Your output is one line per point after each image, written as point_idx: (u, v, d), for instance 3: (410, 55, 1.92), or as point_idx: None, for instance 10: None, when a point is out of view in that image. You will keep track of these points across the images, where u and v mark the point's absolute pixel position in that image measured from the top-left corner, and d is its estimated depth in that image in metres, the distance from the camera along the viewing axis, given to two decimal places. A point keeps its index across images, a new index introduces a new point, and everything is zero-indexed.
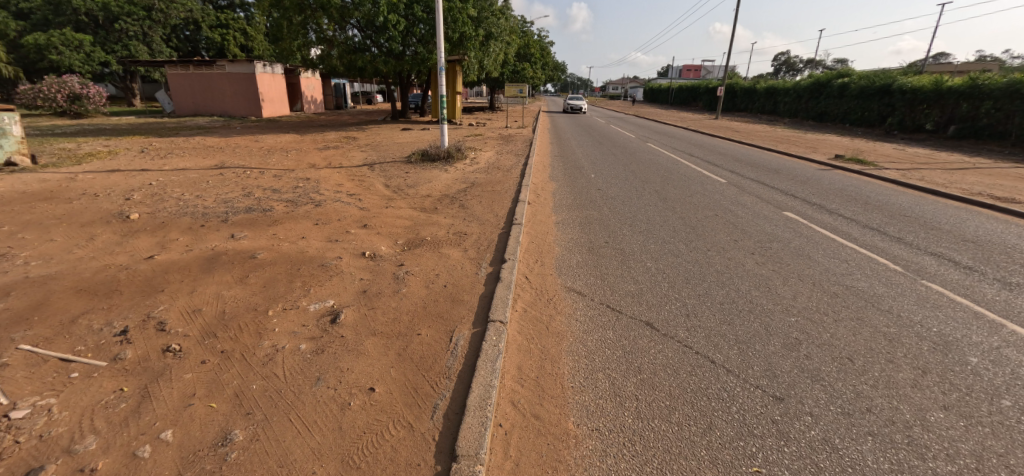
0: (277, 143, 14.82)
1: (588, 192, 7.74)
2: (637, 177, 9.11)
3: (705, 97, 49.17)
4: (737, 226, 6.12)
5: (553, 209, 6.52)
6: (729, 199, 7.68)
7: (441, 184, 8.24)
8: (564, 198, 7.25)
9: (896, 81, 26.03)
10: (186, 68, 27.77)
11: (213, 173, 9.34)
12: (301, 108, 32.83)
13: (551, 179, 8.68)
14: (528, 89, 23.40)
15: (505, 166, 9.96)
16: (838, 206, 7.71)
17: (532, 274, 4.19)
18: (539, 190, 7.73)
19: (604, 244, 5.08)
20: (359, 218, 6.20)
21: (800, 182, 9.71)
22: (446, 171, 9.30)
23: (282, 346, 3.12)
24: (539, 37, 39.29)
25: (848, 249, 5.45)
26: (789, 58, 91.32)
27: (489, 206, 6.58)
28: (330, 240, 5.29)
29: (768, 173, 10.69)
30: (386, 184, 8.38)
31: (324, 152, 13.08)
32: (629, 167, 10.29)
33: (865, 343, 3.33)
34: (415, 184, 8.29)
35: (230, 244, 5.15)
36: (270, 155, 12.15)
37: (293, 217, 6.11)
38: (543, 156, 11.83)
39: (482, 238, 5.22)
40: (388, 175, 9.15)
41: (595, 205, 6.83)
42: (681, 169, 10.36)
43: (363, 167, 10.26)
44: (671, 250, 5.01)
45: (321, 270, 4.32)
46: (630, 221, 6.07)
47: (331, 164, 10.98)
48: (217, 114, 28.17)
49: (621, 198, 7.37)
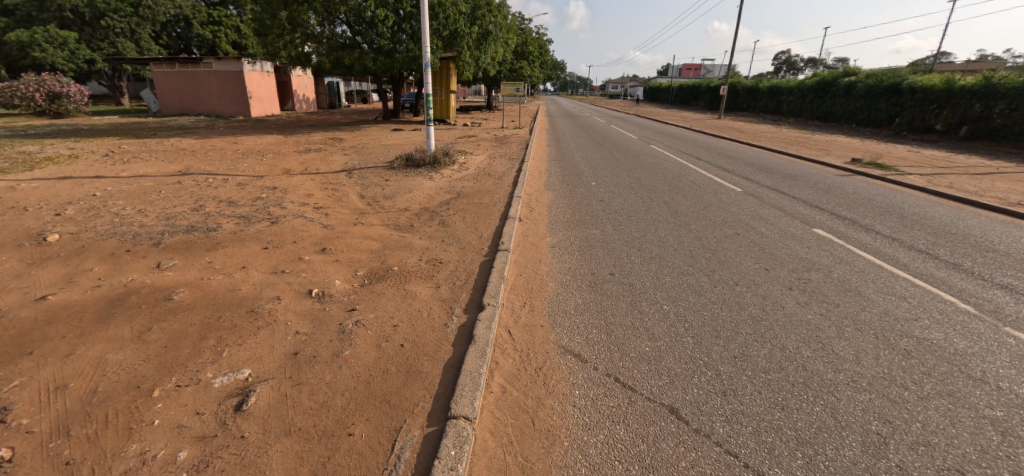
0: (256, 145, 13.87)
1: (588, 206, 6.79)
2: (644, 186, 8.14)
3: (707, 96, 48.24)
4: (764, 249, 5.17)
5: (548, 228, 5.55)
6: (749, 214, 6.73)
7: (423, 194, 7.27)
8: (561, 213, 6.28)
9: (905, 80, 25.07)
10: (172, 65, 26.74)
11: (173, 181, 8.39)
12: (293, 107, 31.86)
13: (547, 189, 7.76)
14: (525, 89, 22.43)
15: (497, 173, 8.99)
16: (872, 221, 6.77)
17: (518, 325, 3.25)
18: (533, 202, 6.79)
19: (609, 277, 4.14)
20: (320, 239, 5.25)
21: (823, 191, 8.76)
22: (430, 179, 8.34)
23: (154, 456, 2.19)
24: (538, 35, 38.26)
25: (901, 281, 4.52)
26: (789, 58, 90.37)
27: (473, 225, 5.62)
28: (274, 271, 4.32)
29: (784, 180, 9.76)
30: (362, 195, 7.42)
31: (304, 155, 12.13)
32: (632, 174, 9.33)
33: (974, 442, 2.39)
34: (394, 194, 7.32)
35: (151, 277, 4.20)
36: (245, 159, 11.18)
37: (240, 238, 5.15)
38: (539, 160, 10.87)
39: (461, 268, 4.26)
40: (366, 183, 8.20)
41: (597, 222, 5.89)
42: (690, 176, 9.40)
43: (341, 173, 9.29)
44: (691, 286, 4.06)
45: (246, 319, 3.36)
46: (639, 243, 5.13)
47: (307, 169, 10.01)
48: (204, 113, 27.19)
49: (626, 213, 6.42)
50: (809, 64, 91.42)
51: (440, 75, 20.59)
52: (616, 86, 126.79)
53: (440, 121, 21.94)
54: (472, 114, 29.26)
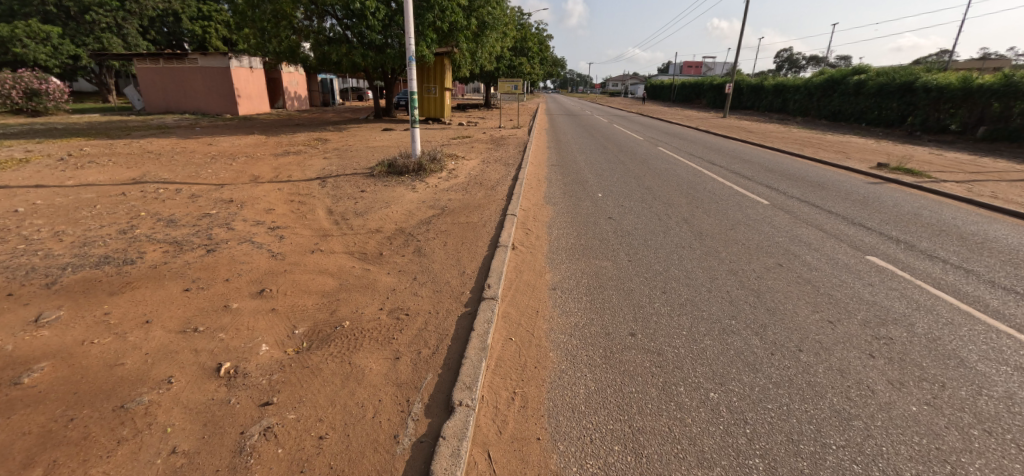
0: (232, 146, 12.78)
1: (596, 225, 5.72)
2: (657, 198, 7.12)
3: (710, 94, 46.95)
4: (818, 289, 4.14)
5: (548, 258, 4.48)
6: (786, 235, 5.67)
7: (403, 210, 6.17)
8: (565, 236, 5.21)
9: (920, 79, 23.90)
10: (156, 61, 25.59)
11: (119, 191, 7.32)
12: (283, 104, 30.72)
13: (547, 202, 6.71)
14: (524, 86, 21.37)
15: (490, 182, 7.92)
16: (932, 245, 5.69)
17: (503, 443, 2.20)
18: (530, 221, 5.70)
19: (630, 341, 3.08)
20: (262, 275, 4.17)
21: (858, 202, 7.72)
22: (413, 190, 7.24)
23: None
24: (538, 30, 37.05)
25: (1009, 339, 3.46)
26: (789, 55, 89.15)
27: (455, 254, 4.52)
28: (184, 329, 3.25)
29: (812, 188, 8.70)
30: (330, 210, 6.32)
31: (280, 158, 11.04)
32: (642, 182, 8.30)
33: None
34: (368, 209, 6.21)
35: (17, 340, 3.15)
36: (212, 164, 10.07)
37: (158, 276, 4.07)
38: (537, 166, 9.79)
39: (433, 327, 3.18)
40: (339, 195, 7.09)
41: (608, 248, 4.84)
42: (707, 185, 8.35)
43: (314, 182, 8.19)
44: (741, 353, 3.02)
45: (107, 427, 2.32)
46: (662, 281, 4.07)
47: (279, 176, 8.91)
48: (190, 111, 26.08)
49: (640, 235, 5.36)
50: (811, 62, 90.11)
51: (435, 71, 19.49)
52: (616, 83, 125.62)
53: (435, 120, 20.73)
54: (468, 113, 28.03)
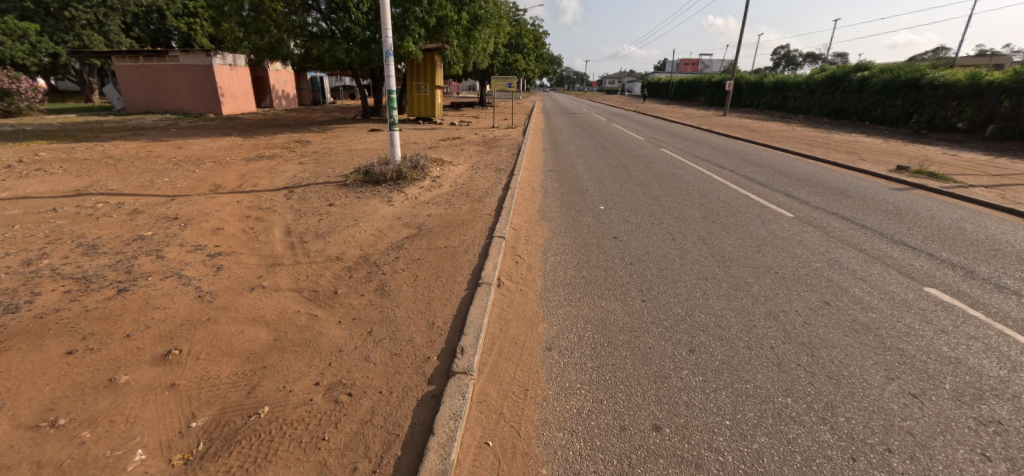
0: (202, 150, 11.80)
1: (599, 248, 4.84)
2: (667, 212, 6.24)
3: (709, 91, 45.99)
4: (882, 341, 3.27)
5: (542, 298, 3.56)
6: (822, 259, 4.80)
7: (373, 230, 5.24)
8: (564, 263, 4.29)
9: (926, 75, 23.04)
10: (135, 59, 24.47)
11: (52, 205, 6.39)
12: (270, 103, 29.66)
13: (543, 218, 5.83)
14: (519, 83, 20.36)
15: (477, 192, 7.00)
16: (994, 270, 4.80)
17: None
18: (521, 243, 4.79)
19: (655, 442, 2.20)
20: (176, 328, 3.27)
21: (891, 214, 6.84)
22: (389, 203, 6.30)
23: None
24: (534, 26, 36.01)
25: None
26: (786, 52, 88.41)
27: (427, 294, 3.60)
28: (36, 426, 2.37)
29: (836, 196, 7.83)
30: (287, 230, 5.38)
31: (251, 163, 10.07)
32: (648, 191, 7.41)
33: None
34: (331, 229, 5.28)
35: None
36: (173, 171, 9.09)
37: (39, 332, 3.17)
38: (532, 172, 8.90)
39: (378, 421, 2.29)
40: (303, 210, 6.15)
41: (615, 282, 3.94)
42: (721, 193, 7.47)
43: (279, 192, 7.25)
44: (811, 462, 2.14)
45: None
46: (687, 333, 3.18)
47: (243, 186, 7.96)
48: (172, 111, 25.00)
49: (652, 261, 4.48)
50: (807, 59, 89.53)
51: (425, 68, 18.48)
52: (613, 81, 124.63)
53: (426, 119, 19.70)
54: (462, 112, 26.97)
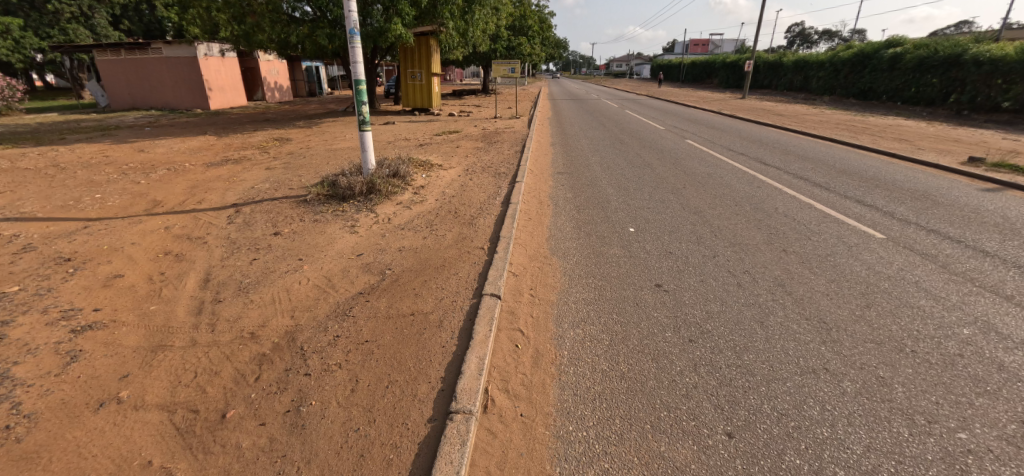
0: (165, 153, 10.44)
1: (640, 304, 3.30)
2: (719, 235, 4.71)
3: (722, 72, 43.54)
4: None
5: (559, 442, 2.07)
6: (969, 321, 3.25)
7: (317, 278, 3.75)
8: (589, 343, 2.80)
9: (969, 50, 20.82)
10: (117, 52, 23.08)
11: None
12: (262, 96, 28.15)
13: (556, 250, 4.29)
14: (523, 68, 18.60)
15: (469, 208, 5.46)
16: None
17: None
18: (525, 300, 3.27)
19: None
20: None
21: (1007, 230, 5.22)
22: (352, 228, 4.79)
23: None
24: (539, 7, 33.94)
25: None
26: (801, 31, 84.53)
27: (361, 434, 2.12)
28: None
29: (921, 203, 6.21)
30: (205, 279, 3.93)
31: (212, 169, 8.61)
32: (686, 202, 5.88)
33: None
34: (260, 278, 3.79)
35: None
36: (116, 183, 7.67)
37: None
38: (540, 176, 7.36)
39: None
40: (240, 242, 4.68)
41: (676, 389, 2.43)
42: (778, 202, 5.91)
43: (225, 212, 5.81)
44: None
45: None
46: None
47: (187, 200, 6.55)
48: (158, 106, 23.58)
49: (722, 331, 2.97)
50: (824, 38, 85.51)
51: (419, 53, 16.81)
52: (621, 66, 121.44)
53: (422, 110, 18.10)
54: (463, 100, 25.32)
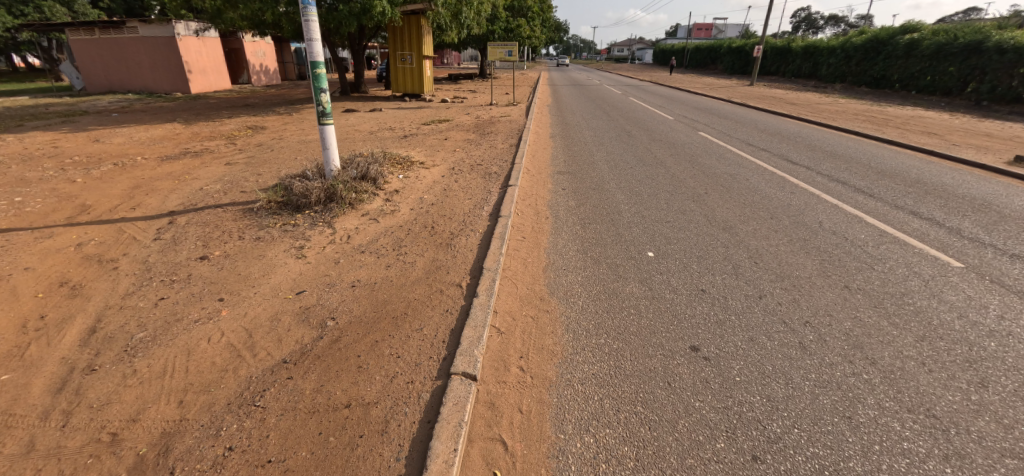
0: (122, 143, 9.39)
1: (675, 383, 2.34)
2: (759, 263, 3.77)
3: (728, 58, 42.05)
4: None
5: None
6: None
7: (233, 333, 2.78)
8: (604, 469, 1.85)
9: (992, 36, 19.57)
10: (91, 32, 21.74)
11: None
12: (247, 79, 26.83)
13: (555, 286, 3.34)
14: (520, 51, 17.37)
15: (447, 222, 4.48)
16: None
17: None
18: (511, 381, 2.30)
19: None
20: None
21: None
22: (299, 252, 3.81)
23: None
24: None
25: None
26: (808, 16, 82.08)
27: None
28: None
29: (985, 216, 5.23)
30: (90, 329, 2.96)
31: (167, 164, 7.61)
32: (712, 213, 4.93)
33: None
34: (159, 331, 2.83)
35: None
36: (50, 180, 6.68)
37: None
38: (537, 177, 6.39)
39: None
40: (155, 269, 3.70)
41: None
42: (819, 215, 4.95)
43: (158, 222, 4.83)
44: None
45: None
46: None
47: (122, 204, 5.58)
48: (135, 89, 22.27)
49: (796, 439, 2.03)
50: (830, 23, 83.31)
51: (408, 34, 15.58)
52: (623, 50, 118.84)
53: (413, 96, 16.97)
54: (458, 86, 24.10)
